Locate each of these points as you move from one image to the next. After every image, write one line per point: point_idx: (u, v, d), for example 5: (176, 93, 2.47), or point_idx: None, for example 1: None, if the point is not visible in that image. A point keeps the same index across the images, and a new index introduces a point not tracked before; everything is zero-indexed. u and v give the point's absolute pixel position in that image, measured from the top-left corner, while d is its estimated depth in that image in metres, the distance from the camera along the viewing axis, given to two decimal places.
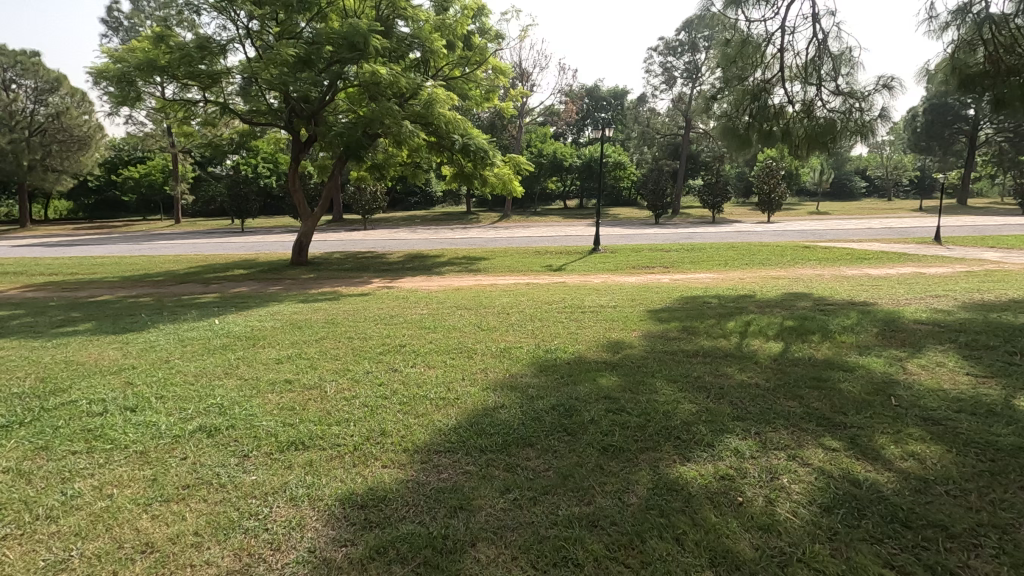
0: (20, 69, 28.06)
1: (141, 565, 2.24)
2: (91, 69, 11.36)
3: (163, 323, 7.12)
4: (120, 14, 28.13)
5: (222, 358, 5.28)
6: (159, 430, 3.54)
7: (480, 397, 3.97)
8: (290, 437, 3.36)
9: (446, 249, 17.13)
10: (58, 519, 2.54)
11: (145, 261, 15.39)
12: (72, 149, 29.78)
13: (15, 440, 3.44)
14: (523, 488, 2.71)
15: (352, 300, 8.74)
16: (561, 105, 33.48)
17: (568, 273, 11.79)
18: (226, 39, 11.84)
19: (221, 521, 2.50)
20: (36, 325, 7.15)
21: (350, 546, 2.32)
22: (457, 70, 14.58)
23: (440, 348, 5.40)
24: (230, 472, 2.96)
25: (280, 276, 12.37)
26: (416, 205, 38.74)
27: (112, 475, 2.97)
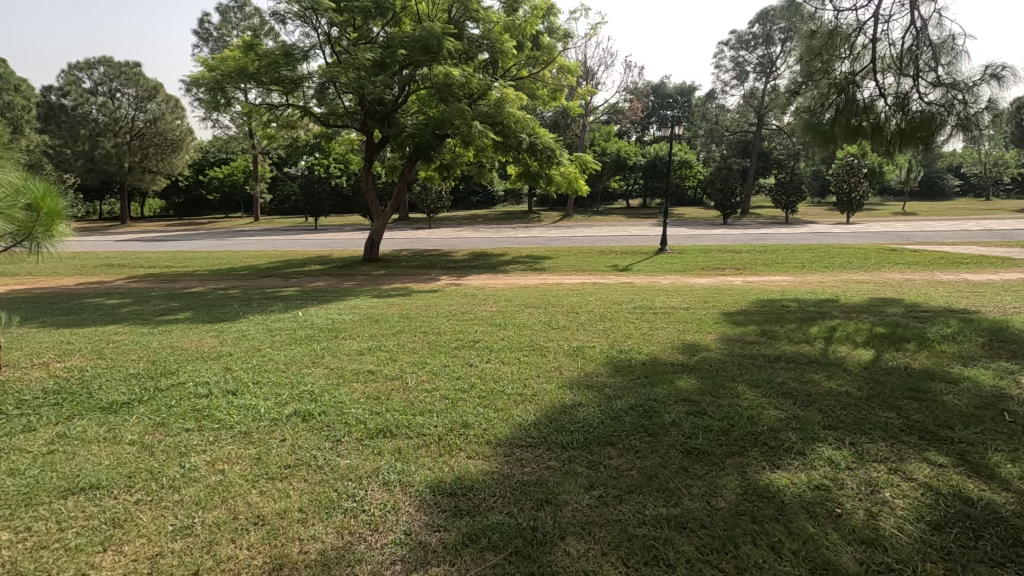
0: (124, 79, 30.73)
1: (255, 535, 2.42)
2: (189, 78, 12.25)
3: (252, 313, 7.62)
4: (210, 26, 30.21)
5: (309, 348, 5.58)
6: (260, 412, 3.81)
7: (557, 394, 4.00)
8: (378, 425, 3.52)
9: (510, 248, 17.29)
10: (180, 489, 2.80)
11: (231, 257, 16.46)
12: (166, 152, 32.28)
13: (137, 416, 3.81)
14: (608, 486, 2.72)
15: (423, 296, 9.01)
16: (626, 102, 32.97)
17: (635, 274, 11.58)
18: (308, 46, 12.47)
19: (323, 500, 2.67)
20: (143, 313, 7.85)
21: (443, 531, 2.41)
22: (524, 70, 14.78)
23: (513, 345, 5.48)
24: (326, 456, 3.14)
25: (353, 272, 12.91)
26: (478, 204, 39.33)
27: (222, 452, 3.22)
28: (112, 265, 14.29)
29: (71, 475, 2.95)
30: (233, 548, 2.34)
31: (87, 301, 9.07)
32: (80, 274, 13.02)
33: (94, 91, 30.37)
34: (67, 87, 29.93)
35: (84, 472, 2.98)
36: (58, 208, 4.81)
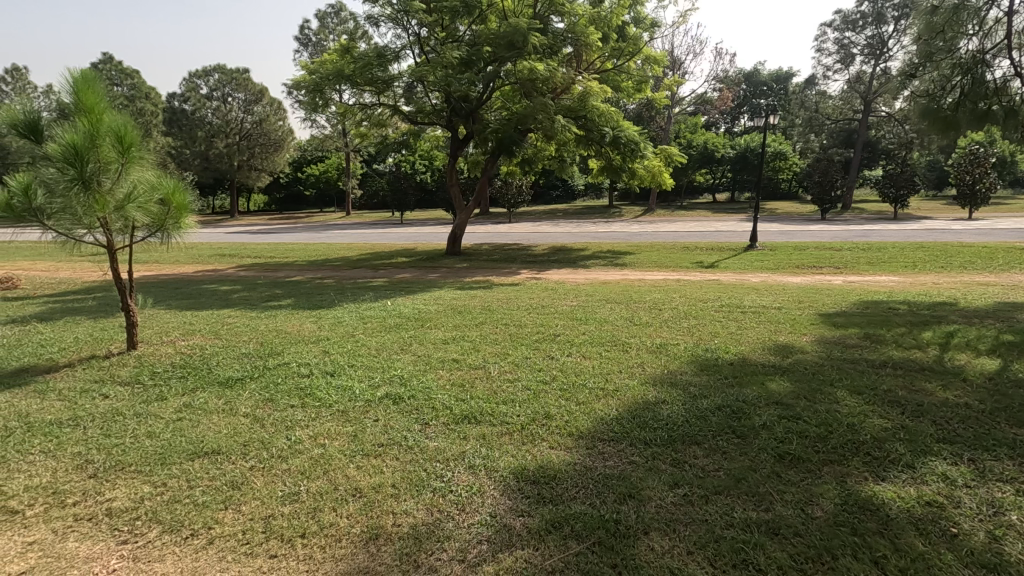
0: (234, 85, 33.56)
1: (353, 505, 2.60)
2: (293, 81, 13.17)
3: (346, 302, 8.11)
4: (310, 32, 32.22)
5: (398, 335, 5.87)
6: (355, 393, 4.07)
7: (640, 391, 3.95)
8: (463, 411, 3.66)
9: (590, 243, 17.13)
10: (288, 458, 3.07)
11: (325, 248, 17.54)
12: (270, 150, 34.91)
13: (249, 390, 4.21)
14: (693, 485, 2.66)
15: (504, 288, 9.17)
16: (715, 92, 31.49)
17: (722, 271, 11.10)
18: (399, 46, 12.99)
19: (414, 478, 2.82)
20: (251, 298, 8.58)
21: (526, 516, 2.48)
22: (609, 63, 14.56)
23: (594, 339, 5.47)
24: (415, 437, 3.31)
25: (436, 265, 13.37)
26: (558, 199, 39.29)
27: (323, 427, 3.49)
28: (224, 255, 15.72)
29: (196, 440, 3.32)
30: (334, 516, 2.52)
31: (205, 286, 10.04)
32: (198, 263, 14.41)
33: (210, 96, 33.41)
34: (188, 94, 33.08)
35: (208, 439, 3.34)
36: (186, 202, 5.36)
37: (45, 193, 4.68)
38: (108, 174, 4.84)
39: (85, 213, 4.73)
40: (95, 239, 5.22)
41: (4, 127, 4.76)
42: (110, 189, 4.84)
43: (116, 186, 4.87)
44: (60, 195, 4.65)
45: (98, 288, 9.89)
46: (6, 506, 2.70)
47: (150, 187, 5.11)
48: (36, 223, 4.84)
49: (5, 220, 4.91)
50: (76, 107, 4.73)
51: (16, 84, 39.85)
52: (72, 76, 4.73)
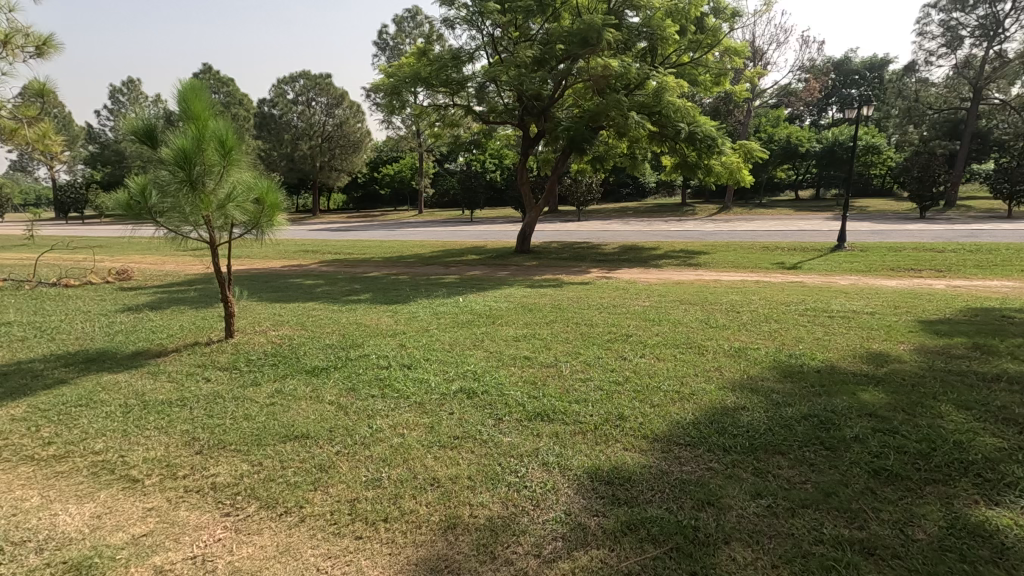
0: (318, 90, 35.42)
1: (432, 495, 2.69)
2: (373, 85, 13.72)
3: (420, 297, 8.37)
4: (388, 36, 33.44)
5: (470, 331, 5.99)
6: (431, 386, 4.21)
7: (718, 395, 3.82)
8: (536, 408, 3.69)
9: (662, 241, 16.68)
10: (371, 446, 3.22)
11: (400, 245, 18.17)
12: (349, 151, 36.56)
13: (334, 380, 4.46)
14: (777, 496, 2.55)
15: (574, 287, 9.13)
16: (800, 82, 29.71)
17: (806, 273, 10.50)
18: (473, 47, 13.21)
19: (489, 472, 2.88)
20: (333, 292, 9.05)
21: (601, 516, 2.47)
22: (685, 56, 14.09)
23: (668, 341, 5.33)
24: (489, 431, 3.37)
25: (506, 263, 13.51)
26: (628, 197, 38.55)
27: (402, 418, 3.63)
28: (307, 251, 16.65)
29: (288, 424, 3.56)
30: (414, 503, 2.62)
31: (291, 280, 10.68)
32: (284, 258, 15.35)
33: (296, 101, 35.43)
34: (276, 99, 35.12)
35: (298, 423, 3.57)
36: (277, 201, 5.75)
37: (157, 194, 5.16)
38: (212, 176, 5.26)
39: (192, 212, 5.17)
40: (198, 235, 5.68)
41: (123, 134, 5.27)
42: (213, 190, 5.26)
43: (217, 187, 5.28)
44: (171, 196, 5.10)
45: (198, 280, 10.77)
46: (128, 474, 3.01)
47: (247, 188, 5.49)
48: (149, 222, 5.34)
49: (123, 219, 5.44)
50: (185, 114, 5.18)
51: (130, 95, 44.10)
52: (181, 86, 5.17)
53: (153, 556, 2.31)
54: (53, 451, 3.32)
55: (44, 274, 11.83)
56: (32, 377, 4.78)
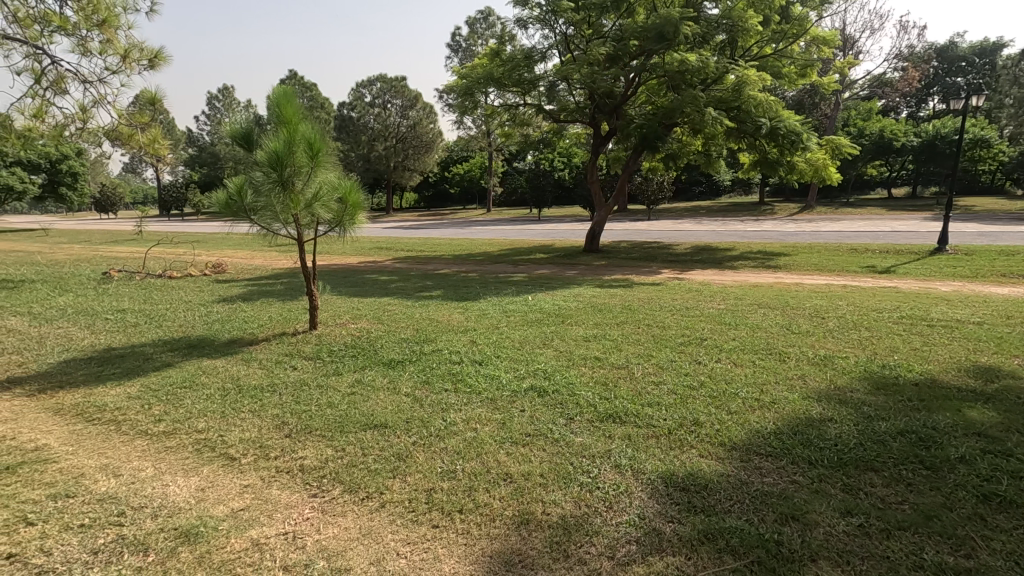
0: (394, 92, 36.76)
1: (505, 489, 2.74)
2: (447, 86, 14.04)
3: (490, 295, 8.50)
4: (461, 38, 34.22)
5: (540, 330, 6.02)
6: (503, 383, 4.28)
7: (801, 405, 3.63)
8: (608, 410, 3.66)
9: (739, 242, 15.98)
10: (445, 438, 3.32)
11: (469, 243, 18.51)
12: (421, 152, 37.66)
13: (409, 372, 4.63)
14: (870, 515, 2.39)
15: (645, 288, 8.95)
16: (897, 72, 27.54)
17: (900, 277, 9.73)
18: (545, 47, 13.22)
19: (561, 470, 2.89)
20: (407, 289, 9.37)
21: (677, 523, 2.42)
22: (768, 48, 13.42)
23: (747, 346, 5.12)
24: (561, 430, 3.38)
25: (574, 262, 13.46)
26: (702, 195, 37.27)
27: (474, 413, 3.72)
28: (381, 248, 17.31)
29: (368, 413, 3.73)
30: (488, 496, 2.68)
31: (368, 276, 11.15)
32: (360, 254, 16.04)
33: (373, 104, 36.94)
34: (354, 102, 36.66)
35: (377, 413, 3.73)
36: (359, 200, 5.98)
37: (253, 193, 5.55)
38: (301, 176, 5.58)
39: (283, 211, 5.51)
40: (287, 233, 6.05)
41: (225, 138, 5.73)
42: (301, 189, 5.59)
43: (305, 187, 5.61)
44: (264, 195, 5.48)
45: (284, 274, 11.47)
46: (227, 453, 3.27)
47: (332, 188, 5.80)
48: (245, 220, 5.73)
49: (221, 217, 5.88)
50: (278, 119, 5.54)
51: (225, 102, 47.61)
52: (276, 93, 5.57)
53: (251, 529, 2.50)
54: (163, 427, 3.66)
55: (151, 267, 13.01)
56: (144, 360, 5.28)
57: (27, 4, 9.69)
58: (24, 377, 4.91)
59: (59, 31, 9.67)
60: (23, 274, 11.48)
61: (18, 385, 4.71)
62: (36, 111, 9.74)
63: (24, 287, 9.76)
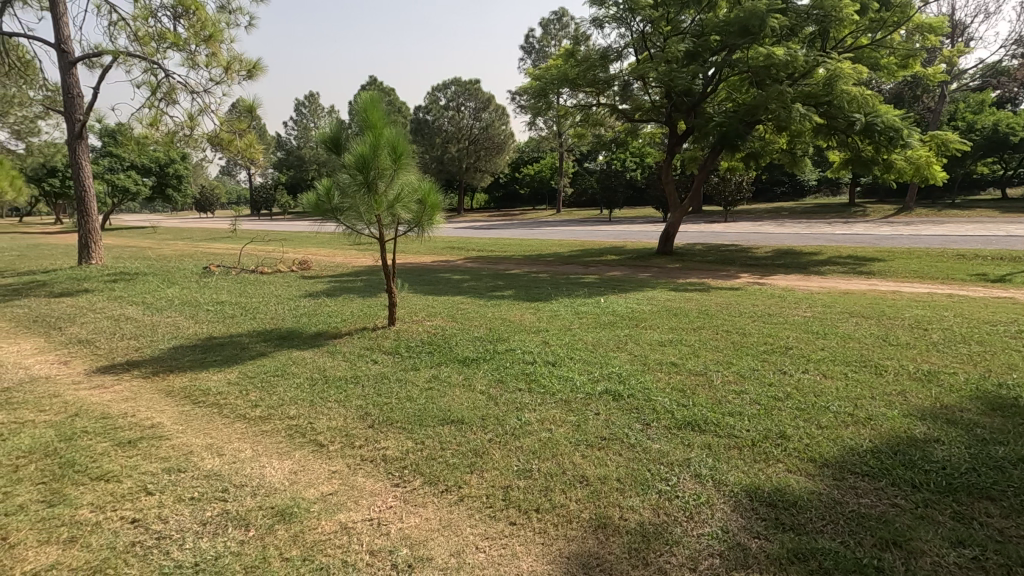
0: (467, 95, 37.69)
1: (581, 491, 2.73)
2: (521, 88, 14.18)
3: (561, 296, 8.49)
4: (535, 40, 34.54)
5: (613, 333, 5.95)
6: (577, 384, 4.27)
7: (902, 423, 3.36)
8: (686, 417, 3.56)
9: (826, 246, 15.01)
10: (521, 437, 3.35)
11: (539, 244, 18.56)
12: (493, 153, 38.25)
13: (483, 370, 4.72)
14: (987, 549, 2.18)
15: (723, 292, 8.62)
16: (1015, 59, 24.88)
17: (1017, 287, 8.77)
18: (622, 46, 13.05)
19: (638, 476, 2.84)
20: (479, 288, 9.54)
21: (763, 540, 2.31)
22: (864, 38, 12.50)
23: (837, 357, 4.81)
24: (637, 436, 3.33)
25: (647, 264, 13.17)
26: (784, 196, 35.35)
27: (547, 413, 3.73)
28: (453, 248, 17.73)
29: (445, 409, 3.83)
30: (564, 497, 2.69)
31: (441, 275, 11.46)
32: (433, 253, 16.50)
33: (447, 107, 37.99)
34: (430, 106, 37.79)
35: (453, 409, 3.83)
36: (437, 201, 6.13)
37: (339, 194, 5.85)
38: (384, 178, 5.82)
39: (367, 211, 5.78)
40: (369, 232, 6.33)
41: (316, 144, 6.09)
42: (384, 191, 5.83)
43: (388, 189, 5.85)
44: (350, 197, 5.76)
45: (363, 272, 12.01)
46: (316, 439, 3.47)
47: (412, 189, 6.00)
48: (332, 219, 6.05)
49: (310, 217, 6.24)
50: (363, 124, 5.82)
51: (310, 108, 50.46)
52: (362, 100, 5.86)
53: (339, 513, 2.64)
54: (259, 412, 3.94)
55: (245, 263, 14.01)
56: (241, 349, 5.70)
57: (147, 24, 10.74)
58: (140, 361, 5.44)
59: (172, 46, 10.66)
60: (138, 267, 12.71)
61: (135, 368, 5.22)
62: (152, 120, 10.78)
63: (138, 280, 10.80)
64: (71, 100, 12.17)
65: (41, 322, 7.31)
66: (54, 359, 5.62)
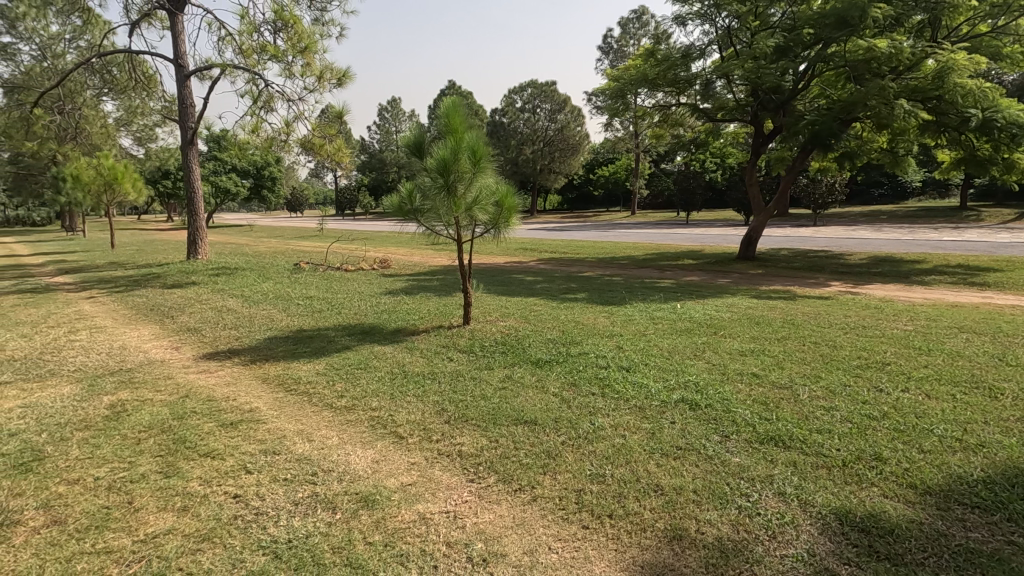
0: (543, 97, 37.93)
1: (657, 500, 2.69)
2: (598, 89, 14.10)
3: (635, 300, 8.33)
4: (613, 39, 34.11)
5: (690, 340, 5.77)
6: (652, 391, 4.18)
7: (1021, 453, 3.04)
8: (769, 431, 3.40)
9: (931, 253, 13.75)
10: (594, 441, 3.35)
11: (613, 246, 18.29)
12: (568, 154, 38.14)
13: (556, 372, 4.74)
14: None
15: (811, 301, 8.13)
16: None
17: None
18: (705, 43, 12.63)
19: (716, 490, 2.76)
20: (553, 290, 9.55)
21: (855, 567, 2.18)
22: (982, 26, 11.36)
23: (943, 376, 4.41)
24: (716, 448, 3.22)
25: (727, 269, 12.65)
26: (882, 198, 32.76)
27: (621, 419, 3.69)
28: (526, 249, 17.85)
29: (519, 409, 3.90)
30: (638, 505, 2.66)
31: (514, 276, 11.56)
32: (507, 254, 16.72)
33: (522, 109, 38.42)
34: (506, 108, 38.38)
35: (526, 409, 3.88)
36: (514, 204, 6.19)
37: (421, 197, 6.09)
38: (463, 181, 5.97)
39: (447, 213, 5.96)
40: (447, 233, 6.51)
41: (401, 148, 6.36)
42: (463, 194, 5.99)
43: (466, 192, 6.00)
44: (431, 199, 5.98)
45: (439, 271, 12.35)
46: (396, 431, 3.63)
47: (490, 192, 6.10)
48: (413, 220, 6.29)
49: (393, 219, 6.52)
50: (445, 129, 6.00)
51: (392, 112, 52.51)
52: (446, 105, 6.04)
53: (417, 504, 2.76)
54: (344, 402, 4.18)
55: (331, 260, 14.82)
56: (328, 342, 6.06)
57: (251, 38, 11.64)
58: (240, 349, 5.92)
59: (272, 58, 11.48)
60: (237, 263, 13.79)
61: (235, 355, 5.69)
62: (253, 127, 11.69)
63: (238, 274, 11.73)
64: (185, 109, 13.41)
65: (157, 310, 8.11)
66: (167, 345, 6.23)
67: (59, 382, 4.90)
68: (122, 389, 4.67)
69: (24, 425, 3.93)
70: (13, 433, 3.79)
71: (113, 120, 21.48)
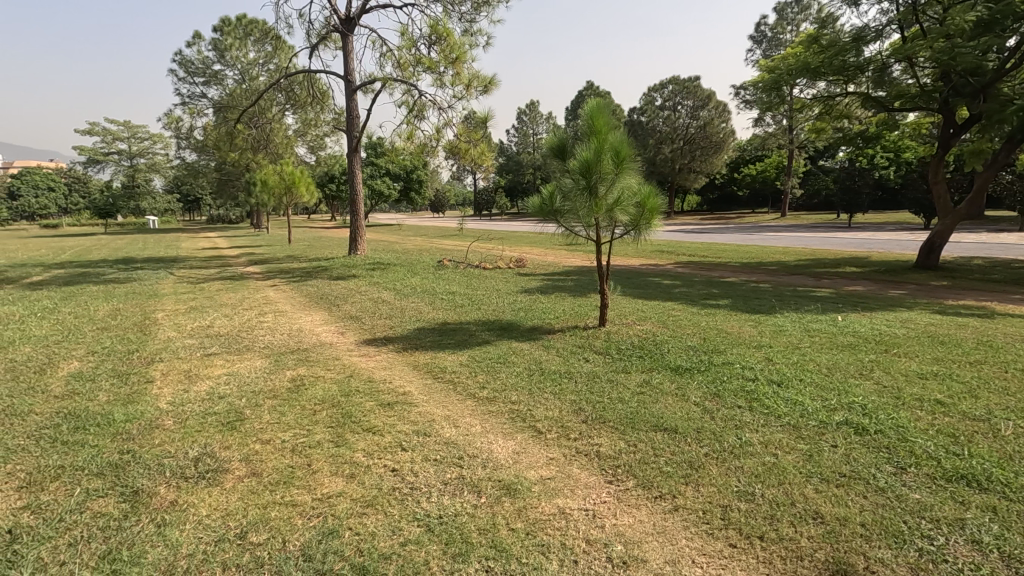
0: (686, 93, 36.37)
1: (816, 529, 2.46)
2: (750, 82, 13.21)
3: (787, 310, 7.65)
4: (767, 28, 31.73)
5: (854, 357, 5.17)
6: (809, 410, 3.82)
7: None
8: (957, 468, 2.94)
9: None
10: (741, 457, 3.16)
11: (760, 250, 16.98)
12: (710, 152, 36.12)
13: (697, 381, 4.54)
14: None
15: (1015, 321, 6.82)
16: None
17: None
18: (883, 23, 11.20)
19: (890, 526, 2.46)
20: (693, 295, 9.12)
21: None
22: None
23: None
24: (887, 480, 2.87)
25: (901, 279, 11.09)
26: None
27: (773, 437, 3.43)
28: (663, 252, 17.27)
29: (658, 415, 3.81)
30: (794, 531, 2.46)
31: (651, 279, 11.23)
32: (642, 257, 16.30)
33: (663, 107, 37.18)
34: (645, 107, 37.50)
35: (666, 417, 3.77)
36: (657, 205, 6.00)
37: (562, 198, 6.20)
38: (605, 182, 5.95)
39: (587, 214, 5.99)
40: (587, 234, 6.52)
41: (544, 150, 6.51)
42: (604, 195, 5.97)
43: (608, 193, 5.96)
44: (571, 200, 6.07)
45: (573, 271, 12.42)
46: (535, 426, 3.74)
47: (632, 193, 5.99)
48: (553, 221, 6.41)
49: (533, 219, 6.71)
50: (588, 130, 6.02)
51: (530, 115, 53.83)
52: (590, 106, 6.05)
53: (557, 498, 2.83)
54: (486, 394, 4.40)
55: (470, 258, 15.60)
56: (469, 335, 6.41)
57: (409, 52, 12.67)
58: (392, 337, 6.50)
59: (426, 70, 12.40)
60: (389, 259, 15.13)
61: (389, 342, 6.26)
62: (408, 134, 12.73)
63: (390, 269, 12.85)
64: (351, 120, 15.00)
65: (325, 299, 9.20)
66: (334, 329, 7.05)
67: (253, 356, 5.78)
68: (301, 366, 5.39)
69: (229, 390, 4.71)
70: (221, 395, 4.55)
71: (294, 131, 24.75)
